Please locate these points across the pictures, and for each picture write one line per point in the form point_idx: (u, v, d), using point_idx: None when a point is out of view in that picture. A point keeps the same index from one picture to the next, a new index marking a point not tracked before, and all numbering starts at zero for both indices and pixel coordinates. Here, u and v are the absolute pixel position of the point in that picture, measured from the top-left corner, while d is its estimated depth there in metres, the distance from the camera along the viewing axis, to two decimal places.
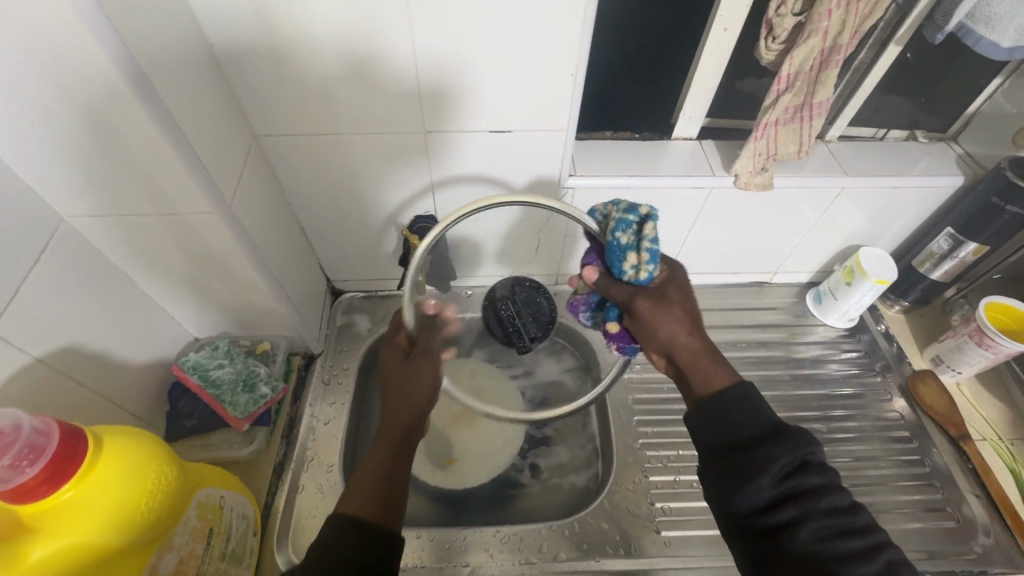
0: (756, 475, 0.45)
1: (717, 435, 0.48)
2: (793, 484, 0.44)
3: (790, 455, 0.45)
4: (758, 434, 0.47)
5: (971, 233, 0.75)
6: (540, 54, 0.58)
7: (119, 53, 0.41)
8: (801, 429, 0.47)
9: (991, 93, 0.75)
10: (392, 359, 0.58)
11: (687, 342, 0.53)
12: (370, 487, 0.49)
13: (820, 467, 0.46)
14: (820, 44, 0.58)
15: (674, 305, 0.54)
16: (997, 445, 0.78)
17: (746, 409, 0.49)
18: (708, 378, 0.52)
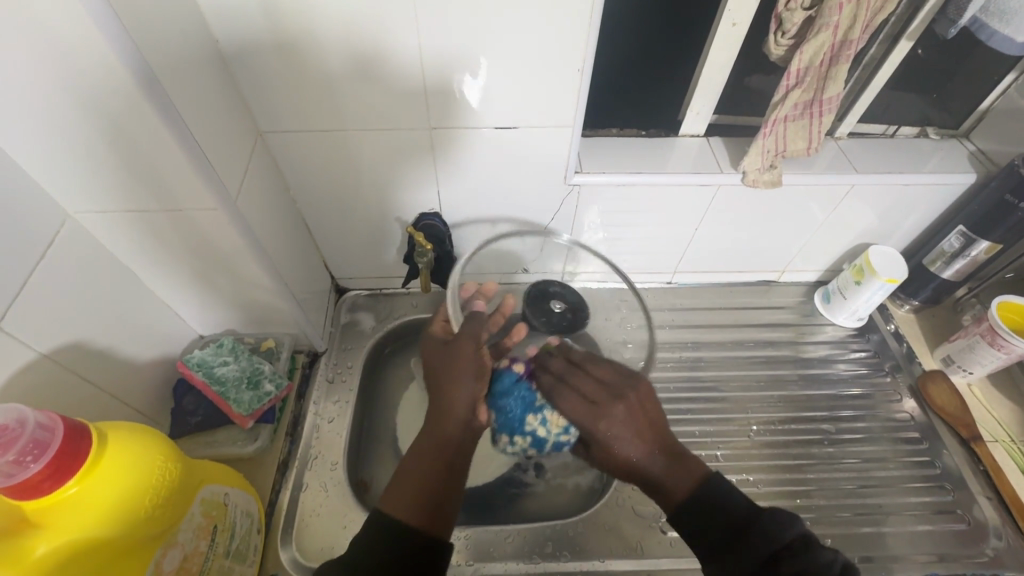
0: (739, 567, 0.45)
1: (697, 540, 0.48)
2: (782, 570, 0.43)
3: (772, 539, 0.45)
4: (733, 527, 0.47)
5: (984, 231, 0.74)
6: (546, 50, 0.58)
7: (126, 48, 0.41)
8: (775, 509, 0.46)
9: (1004, 89, 0.74)
10: (433, 351, 0.58)
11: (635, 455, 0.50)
12: (413, 487, 0.50)
13: (806, 541, 0.45)
14: (832, 38, 0.57)
15: (613, 420, 0.50)
16: (1009, 447, 0.77)
17: (719, 500, 0.48)
18: (664, 484, 0.50)
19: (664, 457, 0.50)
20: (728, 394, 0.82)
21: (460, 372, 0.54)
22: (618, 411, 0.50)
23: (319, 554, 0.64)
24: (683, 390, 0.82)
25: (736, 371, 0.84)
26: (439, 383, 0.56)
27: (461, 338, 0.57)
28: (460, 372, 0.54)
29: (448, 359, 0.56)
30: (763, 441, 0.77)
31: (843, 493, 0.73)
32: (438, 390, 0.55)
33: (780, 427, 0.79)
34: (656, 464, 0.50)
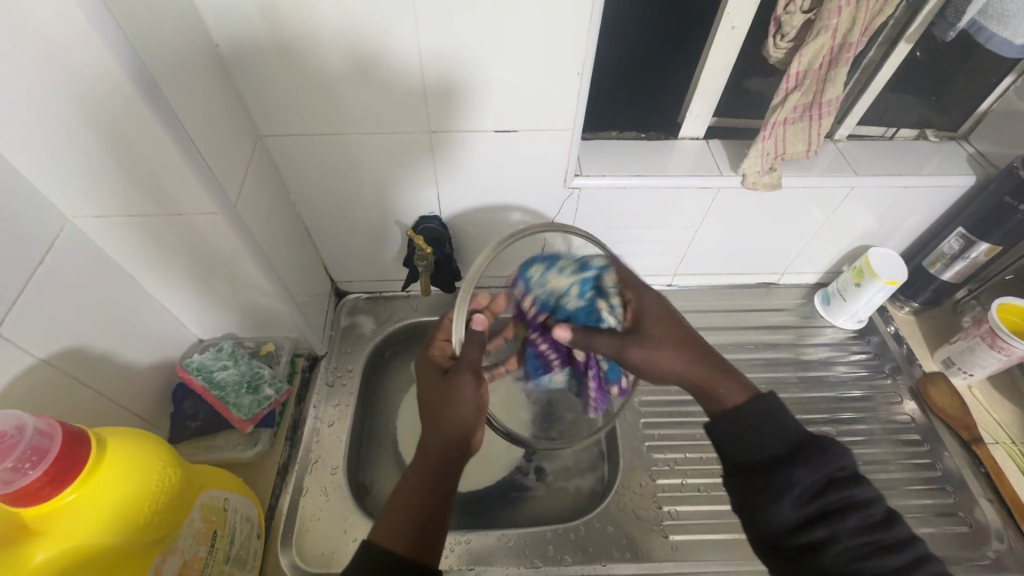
0: (786, 490, 0.46)
1: (746, 455, 0.49)
2: (825, 502, 0.45)
3: (822, 471, 0.46)
4: (785, 452, 0.48)
5: (984, 233, 0.74)
6: (546, 52, 0.58)
7: (125, 52, 0.41)
8: (833, 444, 0.48)
9: (1003, 91, 0.74)
10: (427, 378, 0.54)
11: (677, 356, 0.54)
12: (402, 522, 0.47)
13: (853, 481, 0.46)
14: (831, 41, 0.57)
15: (658, 332, 0.55)
16: (1010, 449, 0.77)
17: (766, 428, 0.49)
18: (716, 390, 0.53)
19: (709, 364, 0.54)
20: None
21: (458, 403, 0.51)
22: (662, 327, 0.56)
23: (319, 559, 0.64)
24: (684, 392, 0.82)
25: None
26: (432, 412, 0.52)
27: (461, 368, 0.52)
28: (461, 405, 0.51)
29: (444, 389, 0.52)
30: None
31: None
32: (430, 418, 0.51)
33: None
34: (704, 365, 0.54)
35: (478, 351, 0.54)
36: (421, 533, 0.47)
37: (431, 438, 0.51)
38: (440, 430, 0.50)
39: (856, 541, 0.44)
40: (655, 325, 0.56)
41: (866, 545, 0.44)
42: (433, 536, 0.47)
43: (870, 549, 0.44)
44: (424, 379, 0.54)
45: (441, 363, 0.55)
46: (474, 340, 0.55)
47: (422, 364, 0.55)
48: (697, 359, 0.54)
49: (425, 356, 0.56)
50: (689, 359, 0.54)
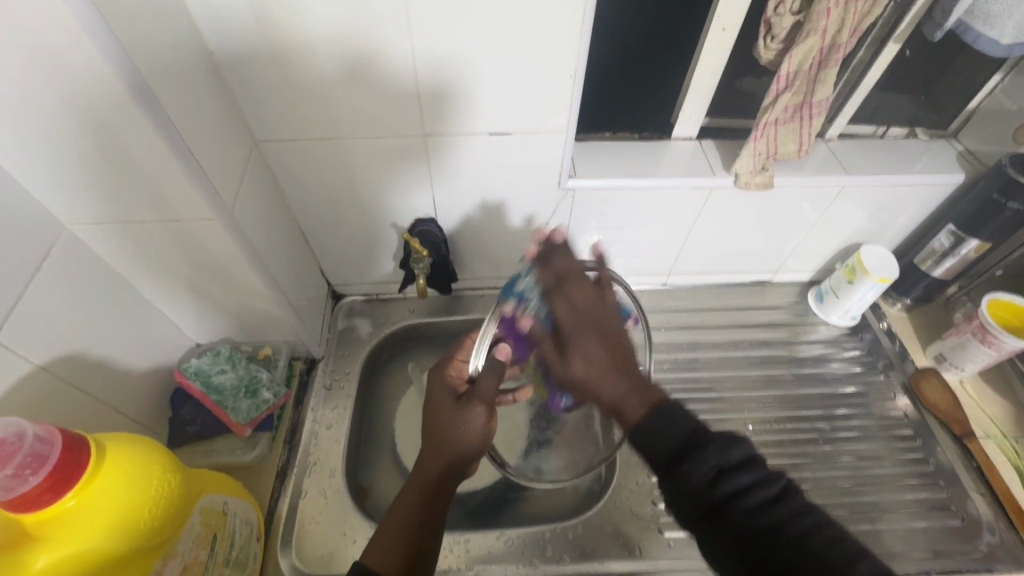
0: (684, 481, 0.43)
1: (650, 456, 0.46)
2: (721, 487, 0.42)
3: (712, 460, 0.43)
4: (677, 449, 0.44)
5: (973, 230, 0.75)
6: (539, 56, 0.58)
7: (119, 60, 0.41)
8: (722, 431, 0.44)
9: (991, 89, 0.75)
10: (441, 399, 0.56)
11: (590, 370, 0.50)
12: (394, 543, 0.49)
13: (747, 464, 0.43)
14: (820, 43, 0.58)
15: (581, 339, 0.51)
16: (1002, 443, 0.78)
17: (663, 421, 0.46)
18: (619, 406, 0.48)
19: (627, 378, 0.49)
20: (724, 394, 0.83)
21: (466, 428, 0.53)
22: (586, 335, 0.51)
23: (319, 561, 0.65)
24: (679, 391, 0.83)
25: (731, 372, 0.85)
26: (441, 433, 0.53)
27: (475, 396, 0.54)
28: (469, 431, 0.53)
29: (456, 411, 0.54)
30: (758, 441, 0.78)
31: (839, 491, 0.74)
32: (434, 438, 0.54)
33: (775, 427, 0.80)
34: (612, 384, 0.49)
35: (496, 382, 0.56)
36: (413, 556, 0.48)
37: (435, 460, 0.53)
38: (447, 452, 0.53)
39: (762, 519, 0.41)
40: (580, 339, 0.51)
41: (771, 523, 0.41)
42: (424, 559, 0.49)
43: (776, 524, 0.40)
44: (438, 399, 0.56)
45: (456, 387, 0.57)
46: (492, 369, 0.57)
47: (437, 386, 0.57)
48: (613, 376, 0.49)
49: (443, 377, 0.58)
50: (606, 375, 0.49)
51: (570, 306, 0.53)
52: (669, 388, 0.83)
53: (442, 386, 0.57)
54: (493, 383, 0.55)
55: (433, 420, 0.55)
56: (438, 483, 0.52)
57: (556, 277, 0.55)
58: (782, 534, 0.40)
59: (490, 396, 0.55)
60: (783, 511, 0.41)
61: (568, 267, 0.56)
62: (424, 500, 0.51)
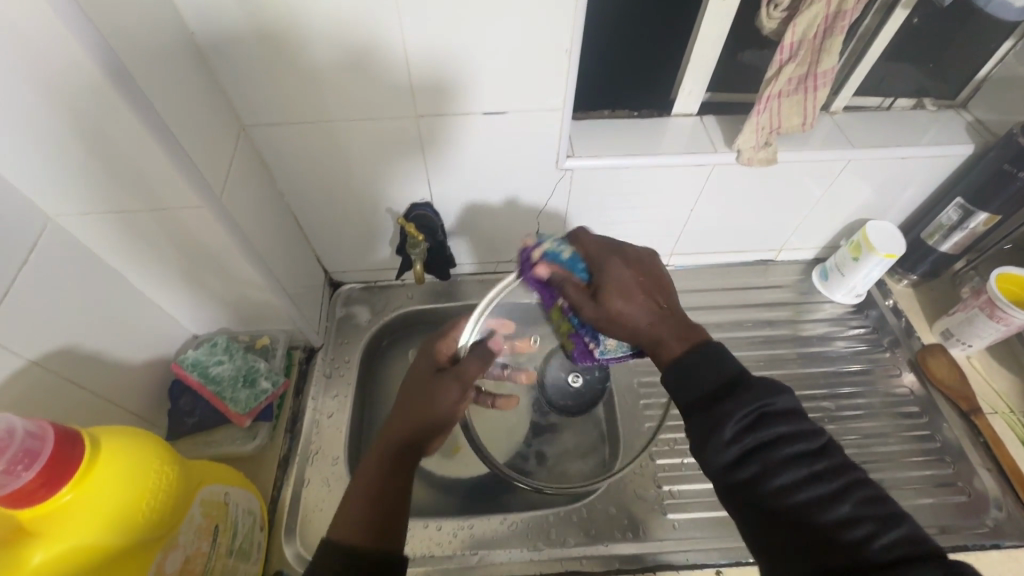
0: (720, 422, 0.43)
1: (687, 392, 0.46)
2: (759, 433, 0.42)
3: (758, 403, 0.43)
4: (722, 386, 0.45)
5: (982, 203, 0.73)
6: (533, 31, 0.56)
7: (93, 42, 0.39)
8: (769, 379, 0.45)
9: (1003, 56, 0.73)
10: (422, 369, 0.58)
11: (635, 309, 0.51)
12: (353, 508, 0.47)
13: (789, 415, 0.43)
14: (826, 9, 0.56)
15: (623, 279, 0.52)
16: (1009, 418, 0.77)
17: (703, 361, 0.47)
18: (658, 340, 0.50)
19: (665, 320, 0.51)
20: None
21: (436, 401, 0.54)
22: (621, 267, 0.53)
23: None
24: None
25: (735, 353, 0.84)
26: (413, 401, 0.55)
27: (455, 373, 0.56)
28: (439, 405, 0.54)
29: (430, 384, 0.55)
30: None
31: None
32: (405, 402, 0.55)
33: None
34: (653, 321, 0.51)
35: (478, 368, 0.58)
36: (376, 524, 0.46)
37: (402, 429, 0.53)
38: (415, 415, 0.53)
39: (793, 470, 0.41)
40: (615, 274, 0.53)
41: (808, 474, 0.41)
42: (386, 530, 0.46)
43: (805, 475, 0.41)
44: (418, 371, 0.58)
45: (441, 363, 0.59)
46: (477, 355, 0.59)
47: (423, 357, 0.59)
48: (652, 315, 0.51)
49: (431, 349, 0.60)
50: (646, 307, 0.51)
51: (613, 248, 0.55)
52: None
53: (424, 360, 0.59)
54: (476, 368, 0.57)
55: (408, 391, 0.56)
56: (403, 452, 0.52)
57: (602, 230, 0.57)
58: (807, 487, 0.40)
59: (468, 380, 0.57)
60: (818, 464, 0.41)
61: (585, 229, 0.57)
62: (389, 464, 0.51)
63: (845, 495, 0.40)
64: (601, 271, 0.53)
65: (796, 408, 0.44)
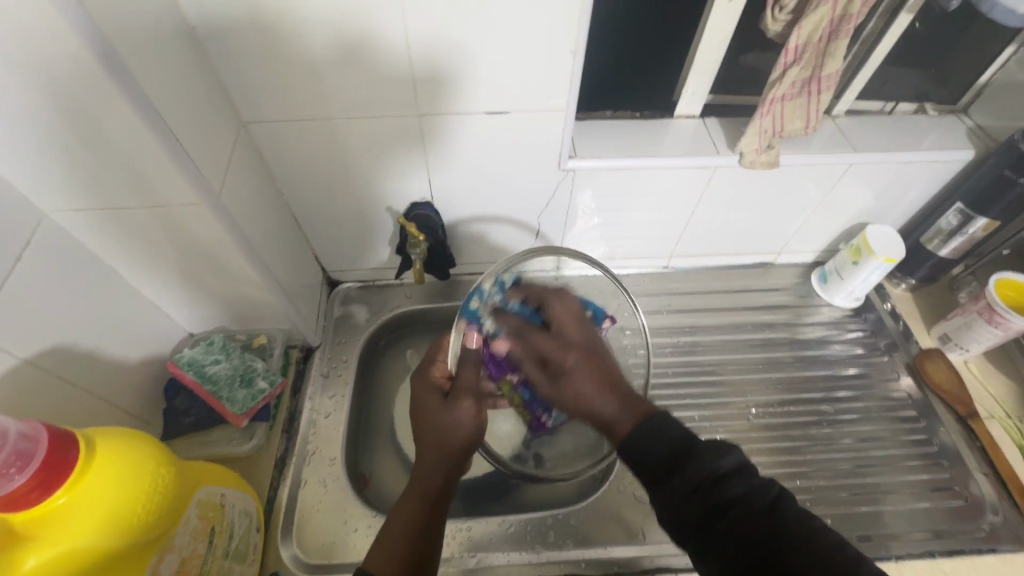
0: (676, 488, 0.40)
1: (639, 471, 0.43)
2: (716, 495, 0.39)
3: (707, 469, 0.40)
4: (670, 456, 0.42)
5: (982, 208, 0.73)
6: (537, 29, 0.56)
7: (90, 35, 0.38)
8: (713, 440, 0.41)
9: (1005, 62, 0.73)
10: (428, 397, 0.55)
11: (584, 389, 0.48)
12: (399, 548, 0.48)
13: (742, 473, 0.40)
14: (833, 11, 0.56)
15: (573, 363, 0.50)
16: (1006, 423, 0.78)
17: (650, 433, 0.43)
18: (611, 421, 0.46)
19: (614, 394, 0.47)
20: (725, 377, 0.82)
21: (458, 423, 0.53)
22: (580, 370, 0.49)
23: (321, 550, 0.64)
24: (682, 374, 0.82)
25: (733, 355, 0.84)
26: (432, 433, 0.53)
27: (461, 389, 0.54)
28: (460, 425, 0.53)
29: (442, 409, 0.54)
30: (761, 424, 0.78)
31: (840, 473, 0.73)
32: (423, 433, 0.54)
33: (778, 410, 0.79)
34: (605, 398, 0.47)
35: (476, 372, 0.57)
36: (416, 559, 0.47)
37: (432, 463, 0.52)
38: (444, 447, 0.52)
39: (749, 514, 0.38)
40: (573, 365, 0.50)
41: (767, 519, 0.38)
42: (426, 560, 0.48)
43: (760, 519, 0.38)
44: (425, 399, 0.55)
45: (441, 384, 0.57)
46: (469, 360, 0.58)
47: (420, 384, 0.57)
48: (601, 389, 0.48)
49: (425, 377, 0.58)
50: (597, 394, 0.47)
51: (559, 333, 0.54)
52: (670, 372, 0.82)
53: (424, 387, 0.56)
54: (473, 373, 0.56)
55: (423, 424, 0.54)
56: (438, 485, 0.52)
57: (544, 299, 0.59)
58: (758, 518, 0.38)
59: (474, 389, 0.55)
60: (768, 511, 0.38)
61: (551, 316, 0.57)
62: (428, 497, 0.51)
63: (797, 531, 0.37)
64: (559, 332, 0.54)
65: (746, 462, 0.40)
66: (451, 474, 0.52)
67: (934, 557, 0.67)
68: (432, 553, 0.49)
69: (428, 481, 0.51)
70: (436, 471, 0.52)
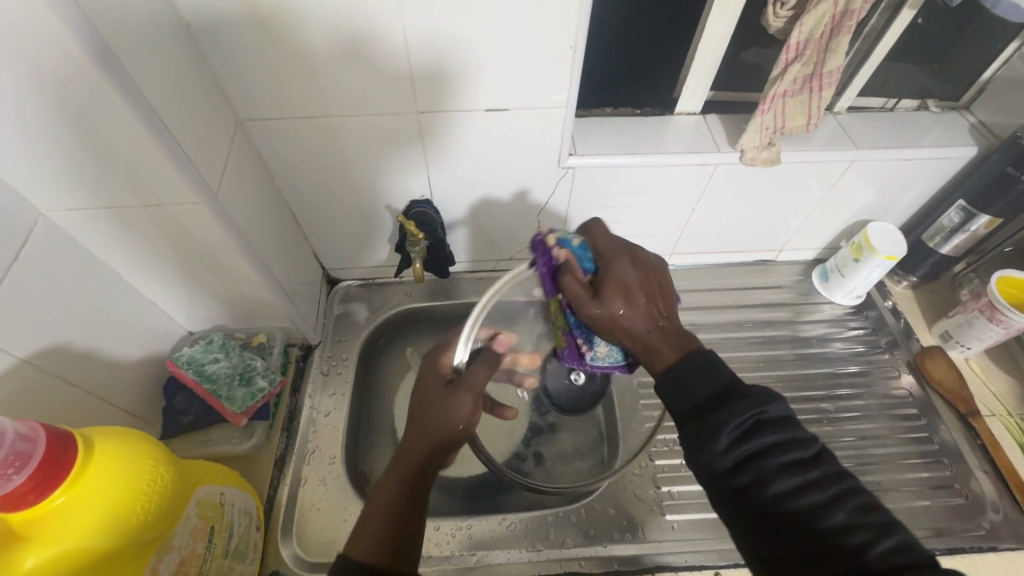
0: (705, 440, 0.42)
1: (676, 405, 0.45)
2: (749, 444, 0.41)
3: (748, 417, 0.42)
4: (712, 396, 0.43)
5: (984, 206, 0.73)
6: (537, 25, 0.55)
7: (85, 33, 0.38)
8: (758, 388, 0.43)
9: (1008, 58, 0.72)
10: (430, 384, 0.54)
11: (633, 312, 0.48)
12: (382, 533, 0.47)
13: (780, 423, 0.42)
14: (834, 7, 0.55)
15: (620, 283, 0.49)
16: (1007, 421, 0.78)
17: (700, 371, 0.44)
18: (651, 346, 0.47)
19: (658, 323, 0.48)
20: None
21: (452, 416, 0.52)
22: (619, 295, 0.49)
23: (321, 549, 0.64)
24: None
25: (733, 353, 0.84)
26: (424, 417, 0.53)
27: (464, 384, 0.53)
28: (453, 418, 0.52)
29: (442, 398, 0.53)
30: None
31: None
32: (419, 417, 0.53)
33: None
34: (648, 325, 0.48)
35: (487, 374, 0.55)
36: (399, 544, 0.47)
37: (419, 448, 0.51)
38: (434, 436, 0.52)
39: (790, 477, 0.40)
40: (619, 274, 0.50)
41: (805, 483, 0.40)
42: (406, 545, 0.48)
43: (800, 484, 0.40)
44: (427, 385, 0.54)
45: (448, 376, 0.56)
46: (483, 361, 0.56)
47: (428, 370, 0.56)
48: (650, 317, 0.48)
49: (433, 364, 0.56)
50: (642, 319, 0.48)
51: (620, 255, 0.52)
52: None
53: (430, 374, 0.55)
54: (485, 374, 0.55)
55: (417, 412, 0.53)
56: (420, 472, 0.51)
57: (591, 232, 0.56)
58: (797, 481, 0.40)
59: (478, 386, 0.54)
60: (810, 474, 0.40)
61: (608, 248, 0.53)
62: (412, 481, 0.51)
63: (837, 501, 0.39)
64: (604, 269, 0.51)
65: (787, 415, 0.42)
66: (433, 463, 0.52)
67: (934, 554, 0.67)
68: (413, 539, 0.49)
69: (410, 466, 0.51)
70: (419, 460, 0.51)
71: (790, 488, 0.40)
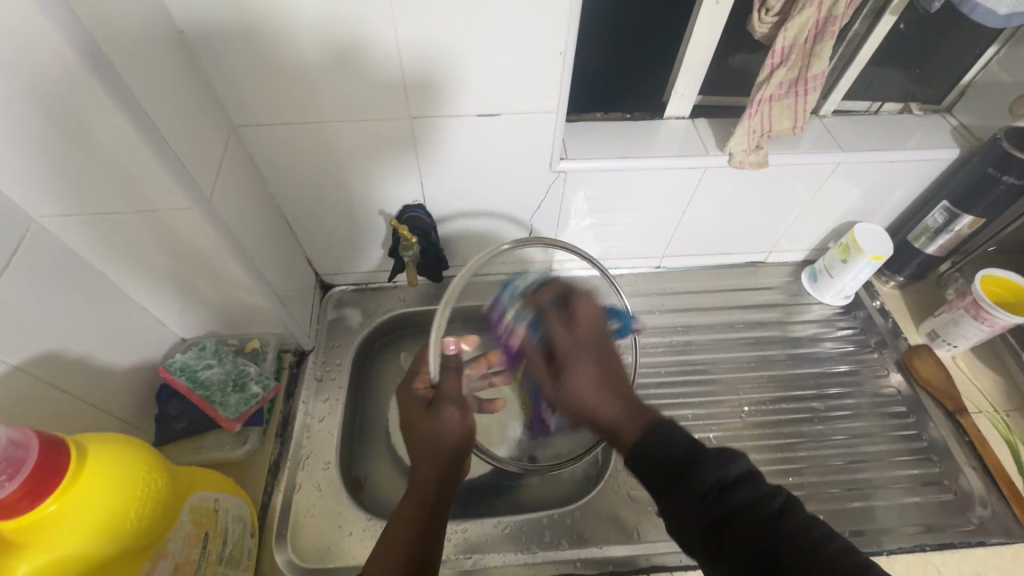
0: (684, 490, 0.41)
1: (649, 473, 0.44)
2: (724, 501, 0.40)
3: (714, 474, 0.41)
4: (681, 460, 0.43)
5: (967, 206, 0.74)
6: (528, 32, 0.56)
7: (78, 39, 0.38)
8: (722, 446, 0.42)
9: (987, 62, 0.74)
10: (413, 411, 0.53)
11: (584, 392, 0.51)
12: (401, 546, 0.49)
13: (748, 478, 0.41)
14: (817, 14, 0.56)
15: (576, 361, 0.54)
16: (993, 417, 0.79)
17: (656, 436, 0.45)
18: (610, 430, 0.49)
19: (618, 399, 0.50)
20: (718, 375, 0.83)
21: (447, 431, 0.52)
22: (583, 370, 0.53)
23: (316, 555, 0.64)
24: (676, 373, 0.82)
25: (726, 354, 0.85)
26: (424, 447, 0.52)
27: (444, 400, 0.53)
28: (448, 433, 0.52)
29: (430, 420, 0.52)
30: (754, 422, 0.78)
31: (833, 469, 0.74)
32: (416, 445, 0.53)
33: (770, 407, 0.80)
34: (609, 405, 0.50)
35: (458, 380, 0.55)
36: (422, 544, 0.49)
37: (426, 473, 0.52)
38: (434, 455, 0.52)
39: (769, 530, 0.38)
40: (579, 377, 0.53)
41: (785, 535, 0.38)
42: (429, 549, 0.49)
43: (782, 537, 0.38)
44: (410, 412, 0.54)
45: (424, 395, 0.55)
46: (450, 369, 0.57)
47: (405, 399, 0.55)
48: (602, 393, 0.51)
49: (408, 390, 0.55)
50: (603, 398, 0.51)
51: (570, 329, 0.57)
52: (664, 371, 0.82)
53: (407, 401, 0.54)
54: (456, 382, 0.55)
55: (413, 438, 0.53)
56: (433, 494, 0.52)
57: (565, 294, 0.61)
58: (783, 530, 0.38)
59: (458, 396, 0.54)
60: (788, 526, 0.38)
61: (585, 311, 0.58)
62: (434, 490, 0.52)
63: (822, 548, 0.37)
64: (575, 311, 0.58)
65: (751, 470, 0.41)
66: (448, 476, 0.53)
67: (925, 550, 0.67)
68: (434, 547, 0.50)
69: (427, 482, 0.52)
70: (434, 476, 0.52)
71: (774, 536, 0.38)
